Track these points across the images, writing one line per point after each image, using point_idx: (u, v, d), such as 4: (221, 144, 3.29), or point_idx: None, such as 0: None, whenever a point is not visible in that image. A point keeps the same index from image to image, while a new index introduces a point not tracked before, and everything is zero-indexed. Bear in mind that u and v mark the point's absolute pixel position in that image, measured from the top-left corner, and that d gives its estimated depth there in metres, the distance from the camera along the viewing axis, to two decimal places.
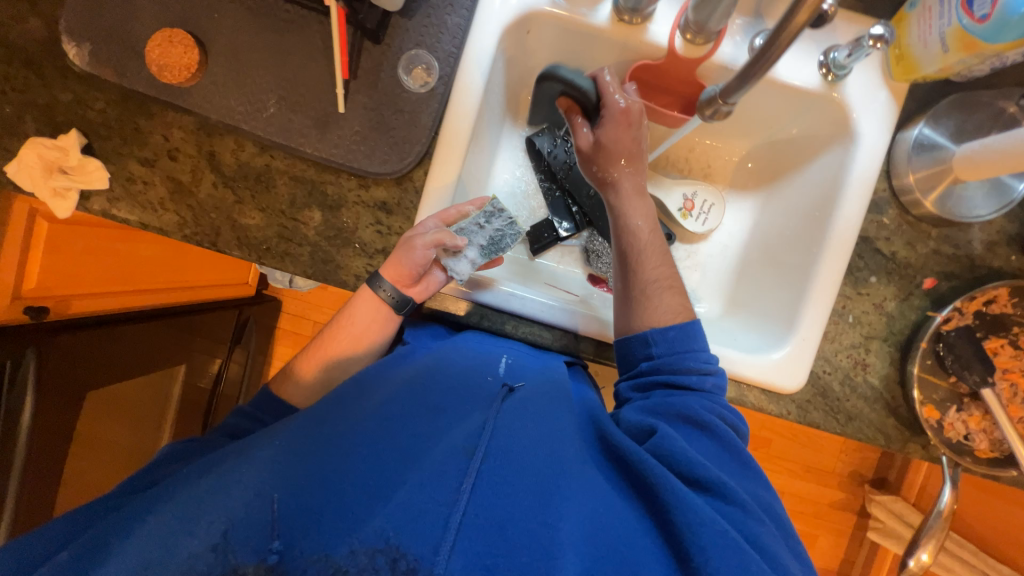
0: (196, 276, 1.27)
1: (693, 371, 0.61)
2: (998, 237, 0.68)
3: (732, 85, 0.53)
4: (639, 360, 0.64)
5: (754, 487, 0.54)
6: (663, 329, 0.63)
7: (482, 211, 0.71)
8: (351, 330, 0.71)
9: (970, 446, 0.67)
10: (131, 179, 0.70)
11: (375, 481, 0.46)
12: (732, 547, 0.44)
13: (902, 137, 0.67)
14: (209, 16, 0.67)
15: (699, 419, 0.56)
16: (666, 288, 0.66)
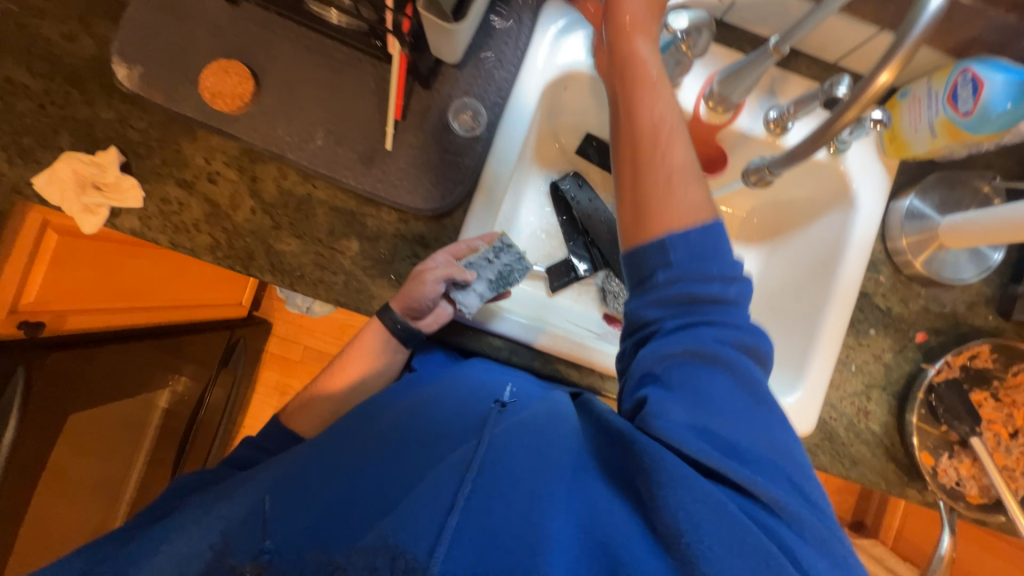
0: (195, 295, 1.23)
1: (716, 282, 0.51)
2: (977, 298, 0.76)
3: (778, 158, 0.59)
4: (654, 270, 0.52)
5: (775, 434, 0.49)
6: (683, 231, 0.51)
7: (492, 246, 0.70)
8: (359, 362, 0.71)
9: (963, 492, 0.72)
10: (166, 199, 0.69)
11: (372, 501, 0.48)
12: (730, 522, 0.42)
13: (895, 205, 0.75)
14: (265, 50, 0.70)
15: (715, 359, 0.50)
16: (686, 181, 0.53)
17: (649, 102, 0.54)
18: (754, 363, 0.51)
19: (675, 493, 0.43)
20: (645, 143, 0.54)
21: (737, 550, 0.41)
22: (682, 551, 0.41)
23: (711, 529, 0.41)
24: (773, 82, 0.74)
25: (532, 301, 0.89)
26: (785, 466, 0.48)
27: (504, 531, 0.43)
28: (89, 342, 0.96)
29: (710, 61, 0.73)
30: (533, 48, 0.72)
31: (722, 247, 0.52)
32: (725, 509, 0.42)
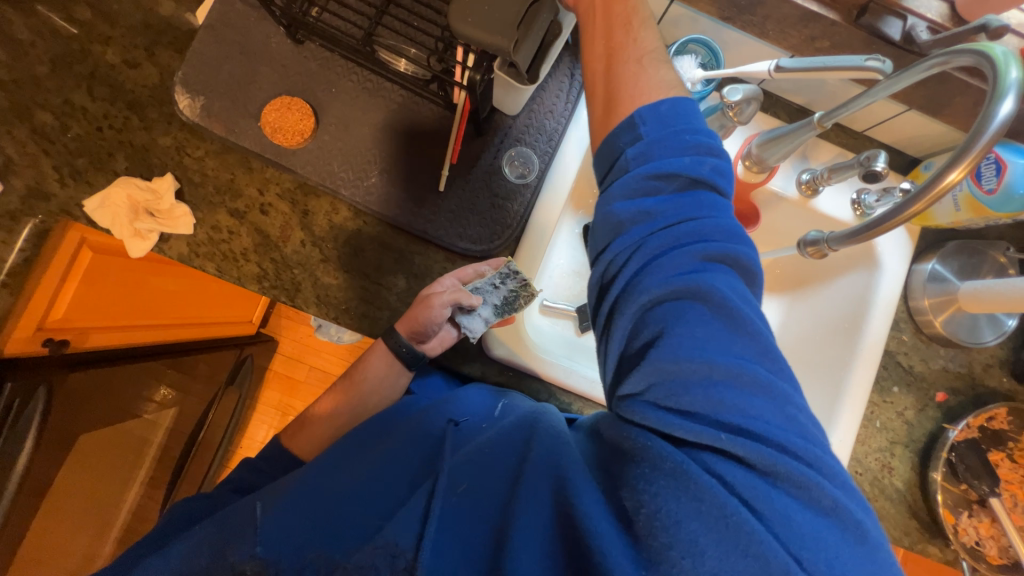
0: (211, 313, 1.21)
1: (688, 159, 0.49)
2: (992, 360, 0.79)
3: (837, 235, 0.61)
4: (624, 149, 0.52)
5: (757, 365, 0.44)
6: (653, 105, 0.51)
7: (499, 271, 0.68)
8: (361, 387, 0.68)
9: (982, 552, 0.73)
10: (216, 227, 0.70)
11: (362, 513, 0.50)
12: (691, 488, 0.41)
13: (917, 269, 0.80)
14: (326, 89, 0.72)
15: (696, 285, 0.46)
16: (657, 62, 0.55)
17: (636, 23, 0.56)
18: (734, 276, 0.47)
19: (636, 470, 0.44)
20: (621, 42, 0.55)
21: (694, 515, 0.40)
22: (641, 526, 0.42)
23: (665, 496, 0.41)
24: (805, 148, 0.79)
25: (562, 342, 0.91)
26: (768, 404, 0.43)
27: (478, 538, 0.47)
28: (102, 360, 0.94)
29: (751, 127, 0.78)
30: (583, 103, 0.75)
31: (695, 123, 0.51)
32: (683, 477, 0.41)
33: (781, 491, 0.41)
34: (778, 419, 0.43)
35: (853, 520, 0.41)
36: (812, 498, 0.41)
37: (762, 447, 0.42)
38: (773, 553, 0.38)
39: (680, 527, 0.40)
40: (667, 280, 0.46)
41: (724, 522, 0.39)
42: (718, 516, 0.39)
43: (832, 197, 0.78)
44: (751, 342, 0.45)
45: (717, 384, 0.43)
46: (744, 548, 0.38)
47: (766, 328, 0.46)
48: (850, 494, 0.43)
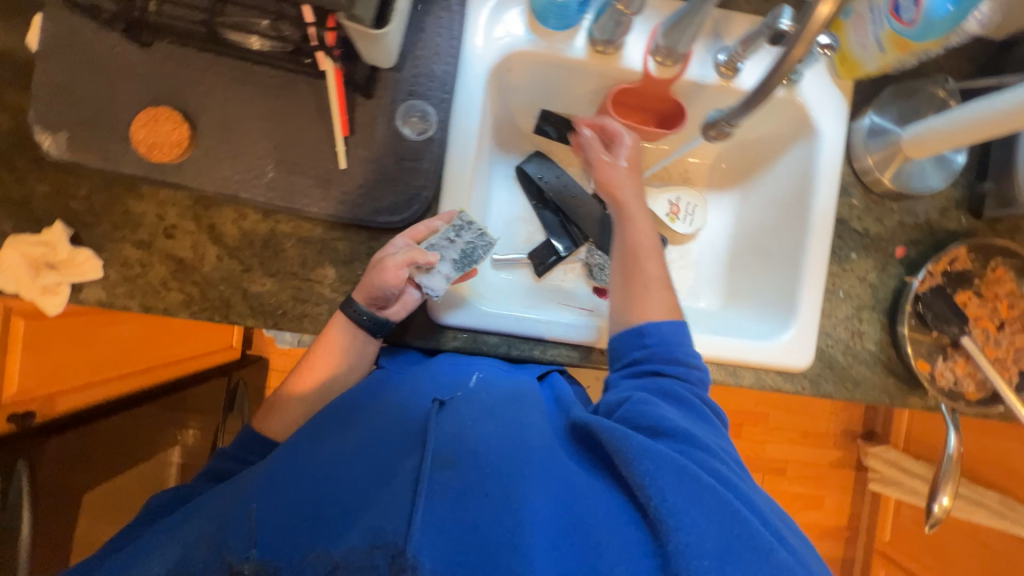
0: (193, 345, 1.22)
1: (681, 363, 0.62)
2: (948, 203, 0.77)
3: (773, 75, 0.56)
4: (633, 354, 0.64)
5: (727, 445, 0.59)
6: (657, 323, 0.64)
7: (451, 225, 0.68)
8: (328, 357, 0.68)
9: (960, 391, 0.75)
10: (127, 263, 0.67)
11: (347, 496, 0.51)
12: (693, 481, 0.49)
13: (856, 127, 0.76)
14: (193, 89, 0.66)
15: (682, 393, 0.60)
16: (648, 288, 0.67)
17: (637, 235, 0.70)
18: (725, 442, 0.59)
19: (642, 466, 0.50)
20: (632, 261, 0.69)
21: (698, 507, 0.47)
22: (654, 513, 0.47)
23: (675, 489, 0.48)
24: (717, 25, 0.73)
25: (521, 289, 0.88)
26: (733, 457, 0.58)
27: (484, 517, 0.47)
28: (88, 416, 0.94)
29: (652, 15, 0.72)
30: (468, 36, 0.69)
31: (684, 339, 0.64)
32: (686, 475, 0.49)
33: (757, 508, 0.51)
34: (741, 467, 0.57)
35: (804, 547, 0.53)
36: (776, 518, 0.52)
37: (733, 473, 0.54)
38: (763, 548, 0.46)
39: (685, 514, 0.46)
40: (665, 380, 0.60)
41: (719, 512, 0.47)
42: (715, 507, 0.47)
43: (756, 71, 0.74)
44: (723, 433, 0.60)
45: (704, 432, 0.57)
46: (739, 533, 0.46)
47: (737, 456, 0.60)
48: (786, 520, 0.56)
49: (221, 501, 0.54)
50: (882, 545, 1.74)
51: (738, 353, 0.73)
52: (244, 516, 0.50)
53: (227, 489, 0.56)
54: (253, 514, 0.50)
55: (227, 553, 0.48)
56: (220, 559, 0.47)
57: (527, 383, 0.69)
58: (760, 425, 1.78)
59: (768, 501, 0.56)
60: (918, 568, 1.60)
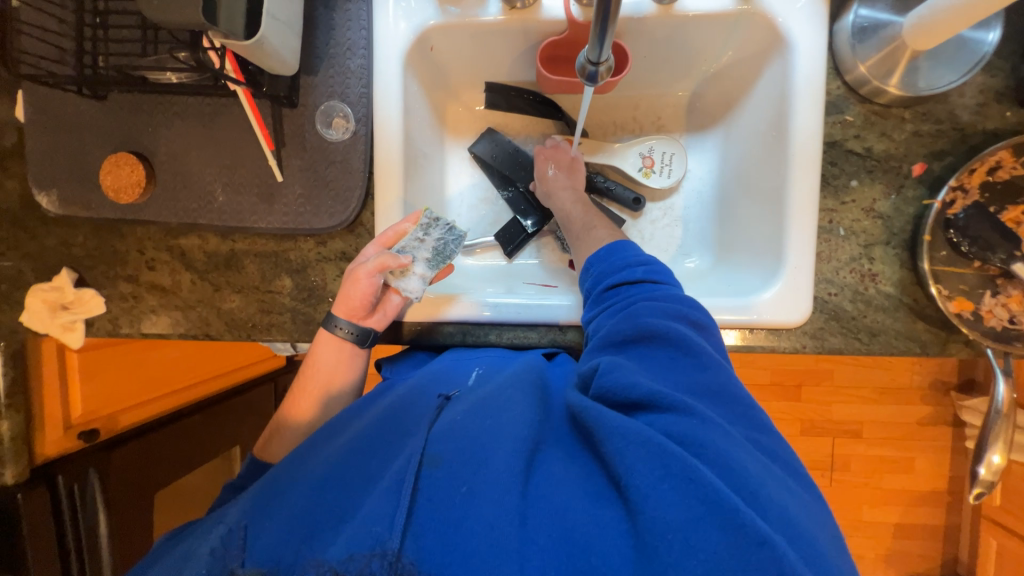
0: (241, 356, 1.31)
1: (629, 271, 0.62)
2: (985, 97, 0.61)
3: (592, 50, 0.42)
4: (588, 288, 0.66)
5: (731, 393, 0.52)
6: (595, 254, 0.67)
7: (419, 225, 0.69)
8: (318, 376, 0.69)
9: (1018, 330, 0.60)
10: (122, 297, 0.75)
11: (337, 502, 0.49)
12: (655, 451, 0.44)
13: (839, 28, 0.63)
14: (145, 130, 0.71)
15: (654, 328, 0.54)
16: (592, 228, 0.73)
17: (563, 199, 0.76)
18: (719, 373, 0.53)
19: (611, 443, 0.46)
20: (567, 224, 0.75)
21: (668, 481, 0.42)
22: (629, 496, 0.43)
23: (641, 463, 0.44)
24: None
25: (491, 274, 0.85)
26: (730, 410, 0.51)
27: (471, 515, 0.44)
28: (144, 431, 1.10)
29: None
30: (378, 22, 0.67)
31: (627, 248, 0.66)
32: (649, 445, 0.44)
33: (746, 472, 0.44)
34: (742, 424, 0.50)
35: (829, 535, 0.45)
36: (762, 471, 0.45)
37: (716, 427, 0.47)
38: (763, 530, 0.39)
39: (654, 490, 0.42)
40: (634, 319, 0.56)
41: (691, 481, 0.42)
42: (683, 476, 0.42)
43: None
44: (721, 373, 0.53)
45: (681, 383, 0.52)
46: (715, 503, 0.40)
47: (757, 410, 0.52)
48: (780, 462, 0.49)
49: (227, 512, 0.55)
50: (990, 510, 1.49)
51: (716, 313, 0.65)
52: (240, 526, 0.51)
53: (234, 502, 0.57)
54: (249, 525, 0.50)
55: (228, 557, 0.48)
56: (220, 562, 0.48)
57: (532, 360, 0.63)
58: (824, 384, 1.58)
59: (754, 439, 0.50)
60: None
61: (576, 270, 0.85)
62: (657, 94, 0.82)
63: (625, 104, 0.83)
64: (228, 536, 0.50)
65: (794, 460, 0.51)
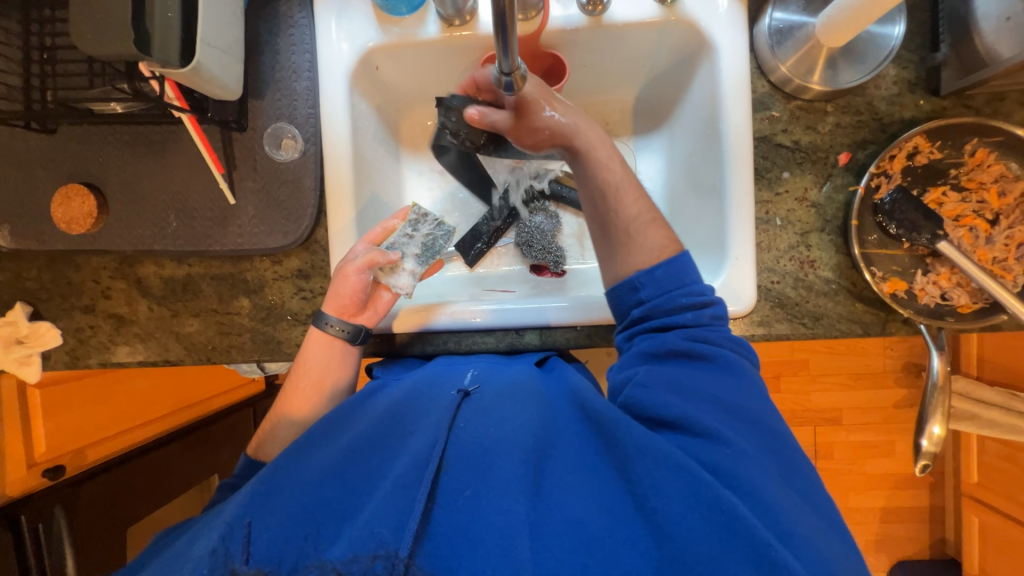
0: (216, 385, 1.31)
1: (692, 310, 0.57)
2: (899, 87, 0.65)
3: (500, 64, 0.45)
4: (630, 308, 0.60)
5: (778, 428, 0.53)
6: (648, 270, 0.59)
7: (408, 221, 0.74)
8: (308, 376, 0.68)
9: (949, 305, 0.63)
10: (79, 328, 0.75)
11: (340, 499, 0.54)
12: (687, 477, 0.48)
13: (758, 30, 0.67)
14: (95, 162, 0.72)
15: (695, 353, 0.55)
16: (650, 223, 0.61)
17: (601, 169, 0.63)
18: (762, 401, 0.54)
19: (640, 467, 0.50)
20: (608, 202, 0.62)
21: (694, 508, 0.46)
22: (649, 514, 0.48)
23: (670, 490, 0.48)
24: None
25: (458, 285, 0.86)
26: (773, 439, 0.52)
27: (478, 518, 0.49)
28: (122, 462, 1.09)
29: None
30: (319, 45, 0.69)
31: (694, 276, 0.59)
32: (682, 473, 0.48)
33: (778, 506, 0.46)
34: (786, 459, 0.51)
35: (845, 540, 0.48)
36: (794, 506, 0.47)
37: (750, 459, 0.49)
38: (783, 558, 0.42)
39: (680, 516, 0.46)
40: (689, 347, 0.56)
41: (718, 510, 0.45)
42: (718, 508, 0.45)
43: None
44: (767, 406, 0.54)
45: (735, 418, 0.52)
46: (738, 533, 0.44)
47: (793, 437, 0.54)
48: (819, 508, 0.49)
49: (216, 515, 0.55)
50: (969, 488, 1.51)
51: None
52: (241, 523, 0.51)
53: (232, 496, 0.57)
54: (252, 522, 0.51)
55: (229, 558, 0.49)
56: (220, 562, 0.49)
57: (524, 372, 0.68)
58: (801, 374, 1.61)
59: (788, 474, 0.50)
60: (1016, 510, 1.36)
61: (537, 275, 0.87)
62: (602, 101, 0.85)
63: None
64: (229, 531, 0.51)
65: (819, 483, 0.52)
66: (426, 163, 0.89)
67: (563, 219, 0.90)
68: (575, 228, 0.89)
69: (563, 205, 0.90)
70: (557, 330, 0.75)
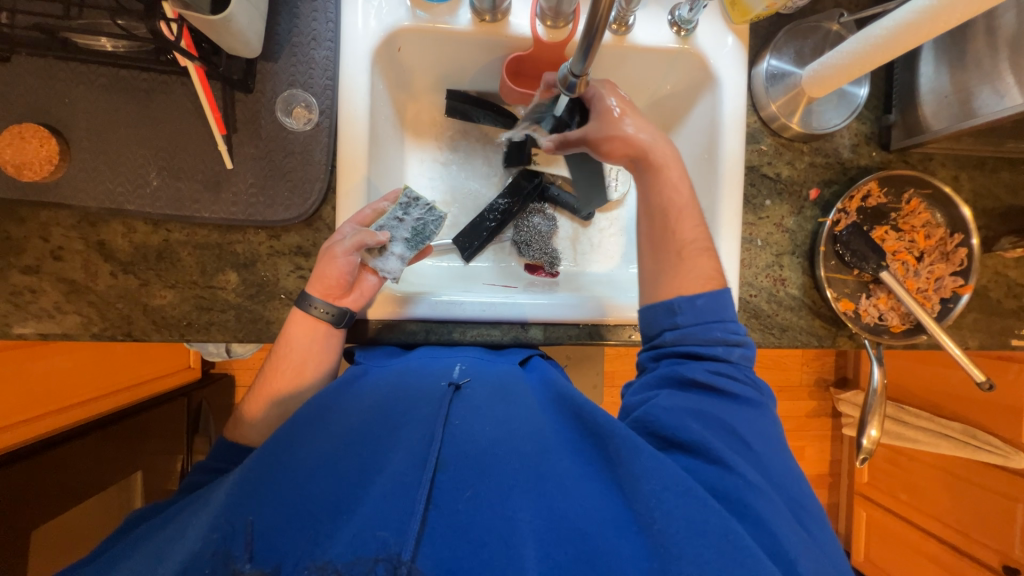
0: (139, 371, 1.22)
1: (720, 344, 0.62)
2: (859, 138, 0.77)
3: (574, 59, 0.51)
4: (663, 329, 0.64)
5: (800, 494, 0.56)
6: (691, 297, 0.63)
7: (397, 203, 0.72)
8: (290, 358, 0.65)
9: (885, 325, 0.76)
10: (16, 290, 0.64)
11: (336, 496, 0.51)
12: (696, 500, 0.50)
13: (756, 72, 0.75)
14: (58, 102, 0.62)
15: (711, 386, 0.59)
16: (701, 252, 0.65)
17: (667, 189, 0.66)
18: (784, 461, 0.58)
19: (648, 487, 0.51)
20: (663, 226, 0.66)
21: (700, 535, 0.47)
22: (653, 535, 0.49)
23: (678, 514, 0.49)
24: None
25: (451, 276, 0.86)
26: (794, 501, 0.55)
27: (479, 520, 0.49)
28: (27, 455, 0.94)
29: None
30: (345, 16, 0.67)
31: (727, 306, 0.63)
32: (691, 497, 0.50)
33: (782, 547, 0.49)
34: (805, 520, 0.54)
35: None
36: (796, 539, 0.50)
37: (757, 489, 0.52)
38: None
39: (686, 541, 0.47)
40: (705, 376, 0.59)
41: (724, 538, 0.47)
42: (722, 536, 0.47)
43: (650, 26, 0.73)
44: (793, 471, 0.57)
45: (764, 472, 0.55)
46: (738, 557, 0.46)
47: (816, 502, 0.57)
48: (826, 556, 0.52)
49: (199, 509, 0.52)
50: (860, 487, 1.77)
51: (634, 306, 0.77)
52: (242, 522, 0.49)
53: (219, 487, 0.54)
54: (256, 523, 0.49)
55: (231, 559, 0.47)
56: (222, 564, 0.47)
57: (511, 369, 0.70)
58: None
59: (793, 508, 0.54)
60: (893, 504, 1.63)
61: (531, 274, 0.89)
62: None
63: None
64: (228, 528, 0.48)
65: (814, 505, 0.56)
66: (430, 152, 0.88)
67: (559, 221, 0.93)
68: (570, 232, 0.93)
69: (559, 208, 0.93)
70: (561, 327, 0.79)
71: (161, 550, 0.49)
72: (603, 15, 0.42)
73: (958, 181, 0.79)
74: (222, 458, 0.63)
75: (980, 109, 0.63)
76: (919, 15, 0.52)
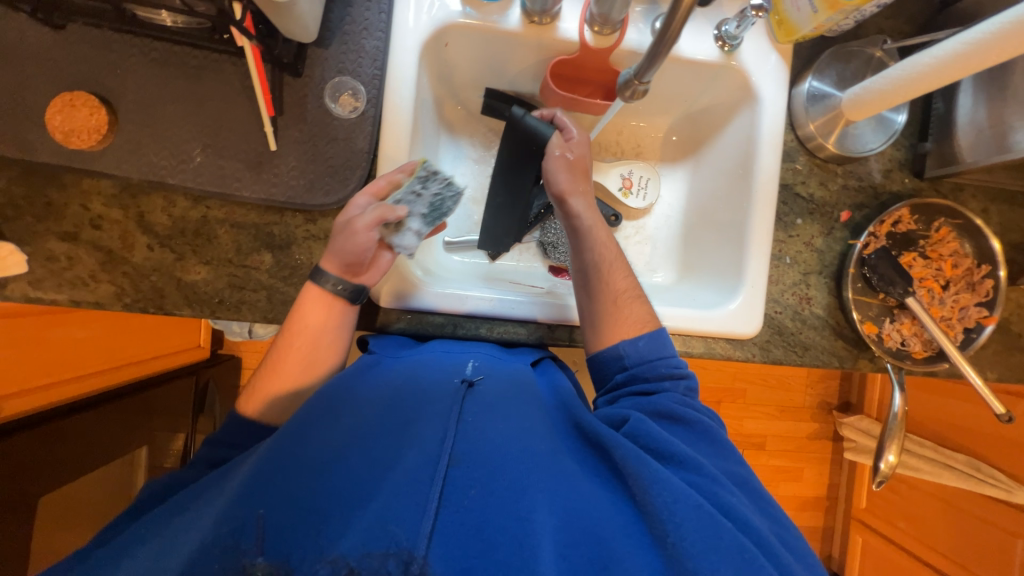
0: (151, 347, 1.21)
1: (665, 378, 0.65)
2: (892, 164, 0.78)
3: (643, 64, 0.57)
4: (613, 372, 0.67)
5: (784, 519, 0.57)
6: (633, 339, 0.66)
7: (415, 176, 0.67)
8: (303, 339, 0.65)
9: (907, 351, 0.76)
10: (51, 257, 0.64)
11: (348, 489, 0.50)
12: (707, 518, 0.49)
13: (797, 92, 0.76)
14: (110, 73, 0.63)
15: (675, 414, 0.61)
16: (636, 298, 0.70)
17: (597, 246, 0.72)
18: (758, 486, 0.59)
19: (660, 499, 0.51)
20: (603, 274, 0.70)
21: (715, 550, 0.47)
22: (669, 550, 0.48)
23: (693, 528, 0.48)
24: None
25: (473, 274, 0.86)
26: (783, 525, 0.55)
27: (491, 517, 0.48)
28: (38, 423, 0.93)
29: None
30: (398, 9, 0.68)
31: (665, 345, 0.67)
32: (702, 511, 0.49)
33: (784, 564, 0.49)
34: (795, 544, 0.54)
35: None
36: (795, 564, 0.50)
37: (747, 505, 0.54)
38: None
39: (703, 556, 0.47)
40: (670, 406, 0.62)
41: (739, 556, 0.47)
42: (734, 551, 0.47)
43: (695, 38, 0.73)
44: (770, 499, 0.58)
45: (744, 495, 0.56)
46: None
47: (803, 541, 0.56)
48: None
49: (217, 494, 0.52)
50: (858, 512, 1.76)
51: (683, 320, 0.73)
52: (253, 513, 0.47)
53: (231, 477, 0.54)
54: (267, 513, 0.47)
55: (239, 550, 0.46)
56: (231, 559, 0.45)
57: (524, 369, 0.70)
58: (738, 402, 1.78)
59: (779, 533, 0.54)
60: (892, 532, 1.62)
61: (556, 276, 0.89)
62: (642, 125, 0.91)
63: (611, 128, 0.90)
64: (240, 521, 0.47)
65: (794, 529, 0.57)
66: (464, 148, 0.89)
67: None
68: None
69: None
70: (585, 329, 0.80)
71: (173, 540, 0.48)
72: (677, 26, 0.48)
73: (988, 213, 0.79)
74: (244, 437, 0.63)
75: (1016, 143, 0.64)
76: (973, 49, 0.52)
